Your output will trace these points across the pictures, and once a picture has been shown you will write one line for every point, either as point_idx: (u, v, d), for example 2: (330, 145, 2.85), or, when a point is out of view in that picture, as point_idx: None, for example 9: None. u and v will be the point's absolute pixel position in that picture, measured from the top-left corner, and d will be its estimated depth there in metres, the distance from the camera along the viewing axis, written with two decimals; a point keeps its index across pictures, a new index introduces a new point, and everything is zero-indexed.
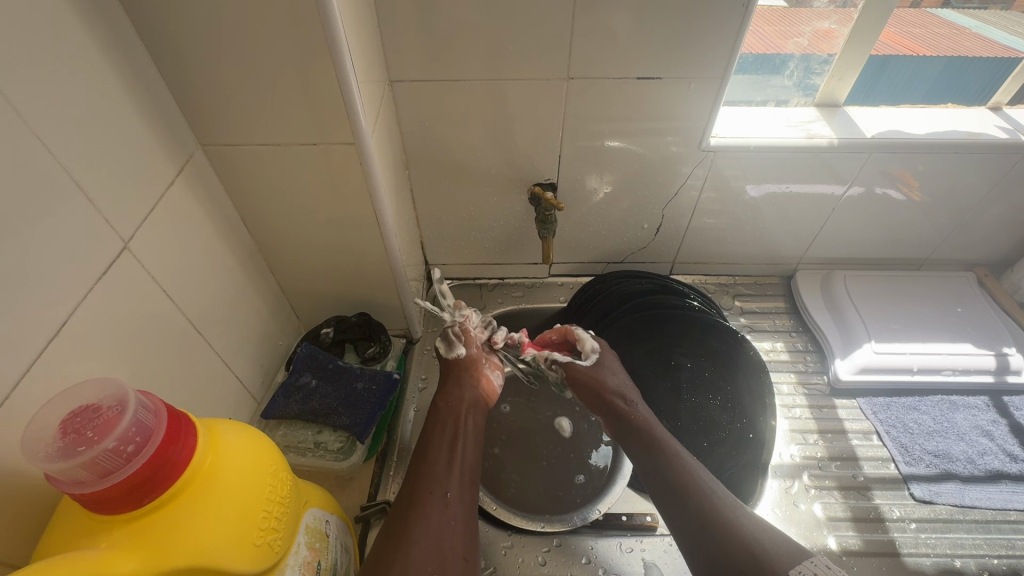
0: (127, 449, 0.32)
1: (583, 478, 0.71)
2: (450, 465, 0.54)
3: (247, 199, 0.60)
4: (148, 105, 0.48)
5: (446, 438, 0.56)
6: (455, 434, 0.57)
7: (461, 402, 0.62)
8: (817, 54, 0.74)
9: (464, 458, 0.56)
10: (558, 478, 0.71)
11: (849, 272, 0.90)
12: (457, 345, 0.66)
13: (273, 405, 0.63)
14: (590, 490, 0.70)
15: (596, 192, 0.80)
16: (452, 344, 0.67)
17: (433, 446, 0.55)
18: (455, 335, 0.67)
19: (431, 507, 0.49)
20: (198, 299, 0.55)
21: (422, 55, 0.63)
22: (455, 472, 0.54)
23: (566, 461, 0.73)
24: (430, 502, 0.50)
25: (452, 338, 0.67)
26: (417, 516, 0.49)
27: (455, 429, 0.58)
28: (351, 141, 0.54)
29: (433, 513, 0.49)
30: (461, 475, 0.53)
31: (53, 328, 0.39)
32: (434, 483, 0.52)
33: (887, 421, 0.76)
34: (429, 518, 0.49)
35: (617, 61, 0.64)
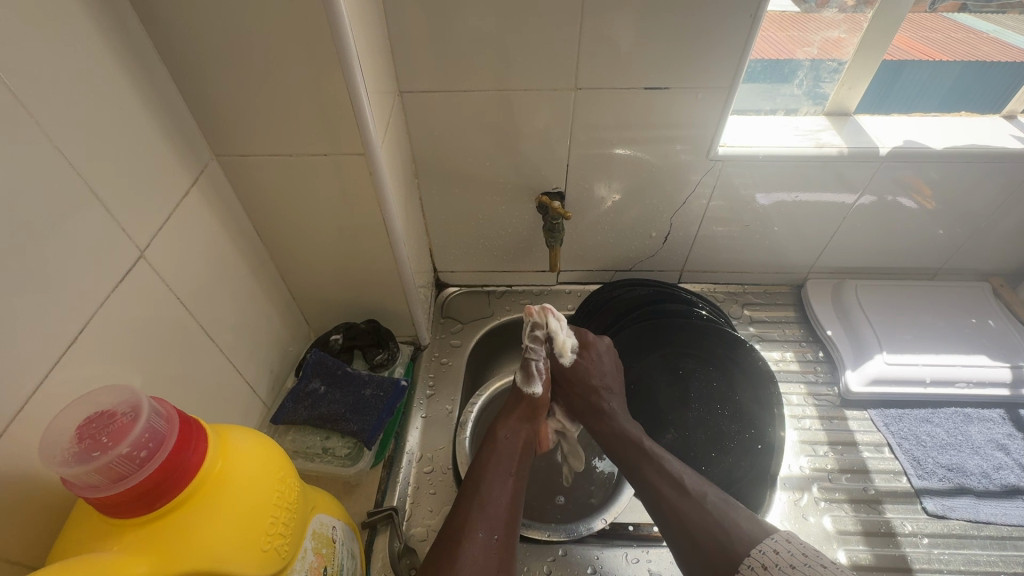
0: (139, 454, 0.32)
1: (562, 499, 0.73)
2: (497, 505, 0.56)
3: (260, 208, 0.61)
4: (164, 117, 0.49)
5: (500, 476, 0.59)
6: (509, 469, 0.60)
7: (517, 439, 0.64)
8: (827, 62, 0.74)
9: (513, 493, 0.59)
10: (543, 494, 0.73)
11: (860, 282, 0.89)
12: (535, 380, 0.66)
13: (282, 410, 0.64)
14: (567, 511, 0.72)
15: (606, 200, 0.80)
16: (530, 377, 0.66)
17: (488, 482, 0.58)
18: (536, 369, 0.66)
19: (477, 537, 0.53)
20: (210, 306, 0.56)
21: (431, 66, 0.64)
22: (502, 513, 0.56)
23: (552, 480, 0.75)
24: (481, 535, 0.53)
25: (531, 372, 0.66)
26: (467, 548, 0.52)
27: (511, 466, 0.61)
28: (362, 152, 0.55)
29: (476, 552, 0.52)
30: (507, 511, 0.57)
31: (71, 334, 0.40)
32: (483, 516, 0.55)
33: (898, 433, 0.74)
34: (471, 552, 0.51)
35: (623, 72, 0.65)
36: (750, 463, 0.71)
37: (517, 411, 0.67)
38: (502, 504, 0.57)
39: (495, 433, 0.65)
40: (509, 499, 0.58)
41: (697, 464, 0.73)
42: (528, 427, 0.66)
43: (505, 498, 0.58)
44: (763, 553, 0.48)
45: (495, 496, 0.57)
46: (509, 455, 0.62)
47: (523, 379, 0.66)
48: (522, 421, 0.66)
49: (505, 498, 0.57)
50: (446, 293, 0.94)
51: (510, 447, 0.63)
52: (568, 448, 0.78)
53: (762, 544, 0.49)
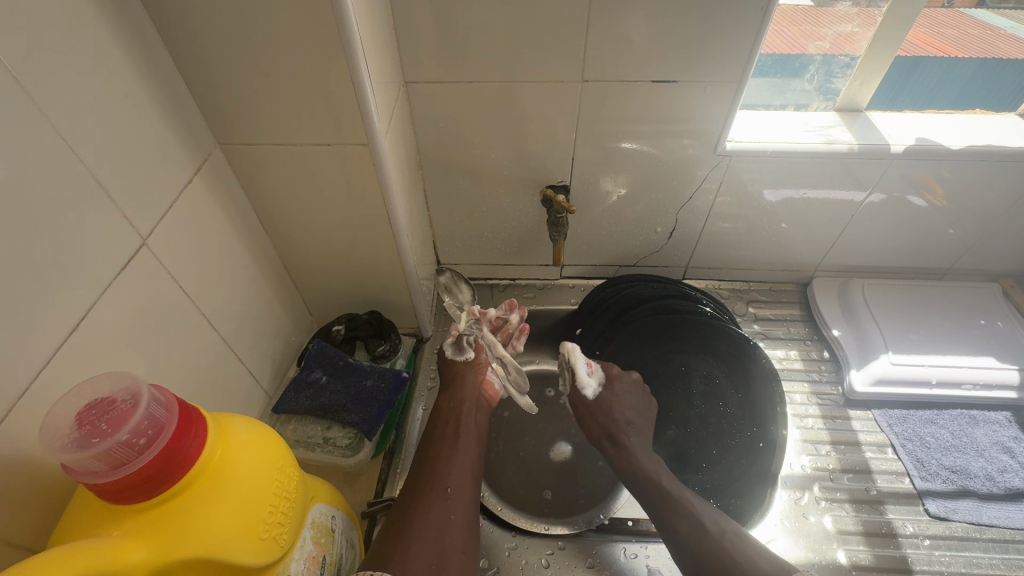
0: (139, 441, 0.32)
1: (549, 494, 0.70)
2: (449, 462, 0.57)
3: (263, 197, 0.61)
4: (167, 104, 0.49)
5: (449, 437, 0.60)
6: (457, 437, 0.60)
7: (460, 409, 0.63)
8: (839, 57, 0.73)
9: (467, 458, 0.58)
10: (531, 486, 0.71)
11: (868, 281, 0.87)
12: (466, 350, 0.68)
13: (284, 400, 0.64)
14: (557, 505, 0.69)
15: (611, 194, 0.79)
16: (462, 349, 0.69)
17: (438, 444, 0.59)
18: (469, 341, 0.69)
19: (433, 502, 0.52)
20: (213, 295, 0.56)
21: (437, 56, 0.64)
22: (457, 471, 0.56)
23: (542, 473, 0.72)
24: (436, 501, 0.52)
25: (462, 343, 0.69)
26: (422, 516, 0.51)
27: (459, 435, 0.60)
28: (365, 142, 0.55)
29: (433, 507, 0.52)
30: (463, 475, 0.56)
31: (73, 321, 0.40)
32: (436, 480, 0.54)
33: (902, 434, 0.74)
34: (430, 509, 0.51)
35: (631, 65, 0.64)
36: (752, 462, 0.71)
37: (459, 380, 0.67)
38: (456, 462, 0.57)
39: (439, 407, 0.64)
40: (463, 465, 0.57)
41: (698, 462, 0.72)
42: (474, 391, 0.66)
43: (459, 465, 0.57)
44: None
45: (447, 454, 0.57)
46: (456, 425, 0.61)
47: (451, 350, 0.68)
48: (462, 387, 0.65)
49: (458, 463, 0.57)
50: None
51: (456, 417, 0.62)
52: (562, 447, 0.74)
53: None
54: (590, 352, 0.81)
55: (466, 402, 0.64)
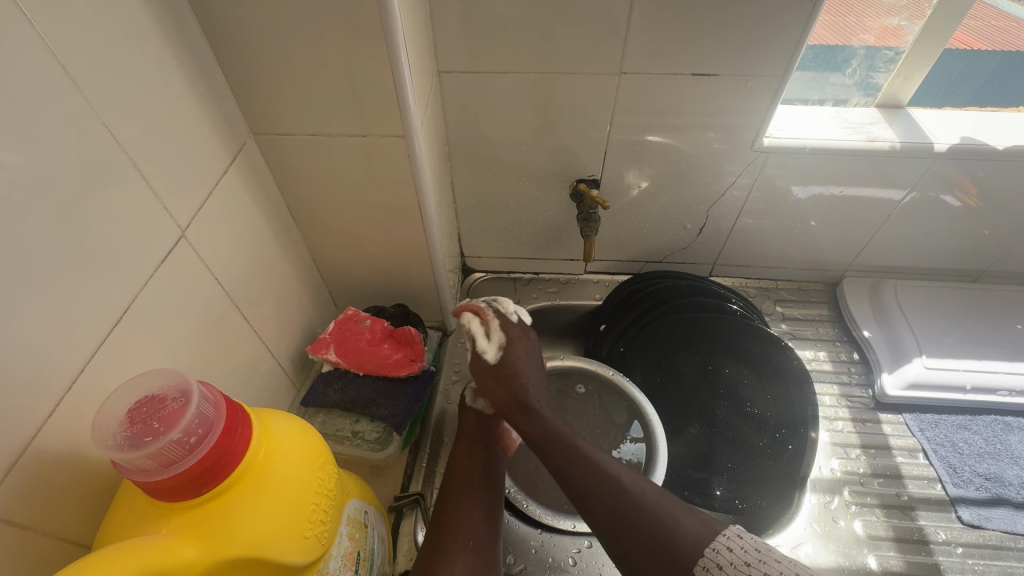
0: (189, 440, 0.32)
1: None
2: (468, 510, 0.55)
3: (294, 189, 0.61)
4: (205, 93, 0.48)
5: (465, 483, 0.58)
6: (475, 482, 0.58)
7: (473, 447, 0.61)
8: (885, 50, 0.70)
9: (479, 503, 0.56)
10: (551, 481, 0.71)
11: (901, 282, 0.86)
12: None
13: (312, 393, 0.64)
14: None
15: (631, 187, 0.78)
16: None
17: (455, 492, 0.57)
18: None
19: (454, 556, 0.51)
20: (246, 287, 0.56)
21: (472, 46, 0.62)
22: (476, 520, 0.54)
23: None
24: (455, 550, 0.51)
25: None
26: (441, 565, 0.50)
27: (471, 476, 0.58)
28: (401, 135, 0.54)
29: (452, 561, 0.50)
30: (481, 523, 0.54)
31: (115, 316, 0.40)
32: (454, 533, 0.53)
33: (934, 439, 0.73)
34: (450, 563, 0.50)
35: (671, 57, 0.62)
36: (782, 463, 0.70)
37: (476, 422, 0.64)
38: (474, 511, 0.55)
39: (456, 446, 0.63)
40: (474, 508, 0.55)
41: (722, 465, 0.71)
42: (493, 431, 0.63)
43: (471, 510, 0.55)
44: (717, 552, 0.43)
45: (464, 502, 0.56)
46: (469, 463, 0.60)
47: None
48: (481, 429, 0.63)
49: (472, 509, 0.55)
50: (473, 278, 0.93)
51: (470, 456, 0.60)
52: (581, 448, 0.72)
53: (717, 543, 0.44)
54: (613, 345, 0.80)
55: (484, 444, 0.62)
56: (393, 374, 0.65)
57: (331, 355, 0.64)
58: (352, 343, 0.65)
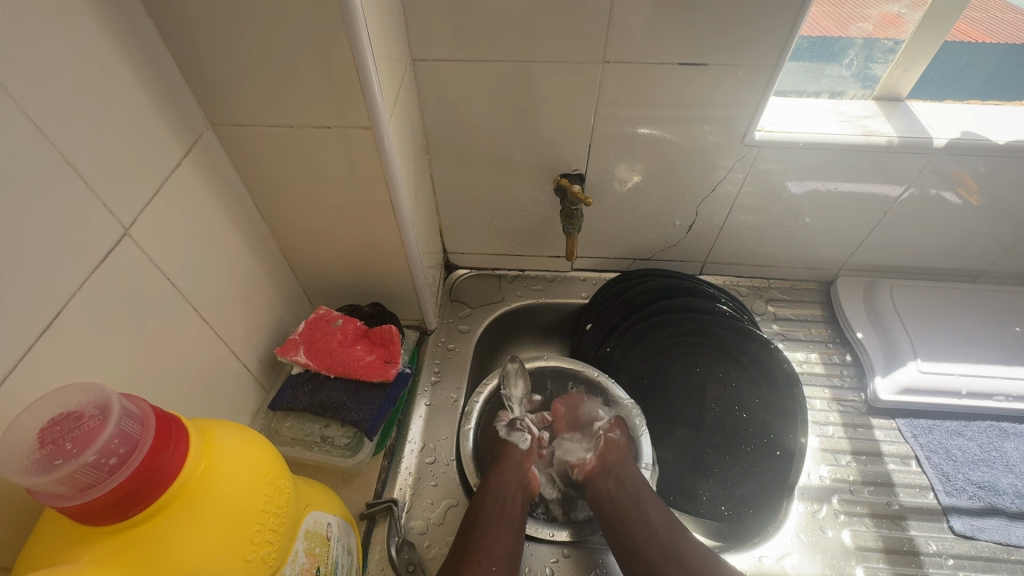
0: (109, 461, 0.29)
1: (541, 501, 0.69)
2: (494, 539, 0.56)
3: (259, 182, 0.58)
4: (152, 80, 0.45)
5: (495, 513, 0.59)
6: (504, 515, 0.59)
7: (512, 487, 0.62)
8: (882, 40, 0.67)
9: (513, 535, 0.58)
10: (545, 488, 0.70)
11: (896, 282, 0.83)
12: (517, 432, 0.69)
13: (281, 396, 0.61)
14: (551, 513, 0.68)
15: (623, 182, 0.75)
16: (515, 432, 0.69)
17: (483, 520, 0.58)
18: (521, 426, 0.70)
19: None
20: (204, 287, 0.53)
21: (447, 33, 0.59)
22: (500, 548, 0.56)
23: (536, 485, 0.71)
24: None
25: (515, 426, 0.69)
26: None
27: (509, 514, 0.59)
28: (367, 126, 0.51)
29: None
30: (503, 552, 0.56)
31: (45, 318, 0.37)
32: (482, 561, 0.54)
33: (927, 446, 0.70)
34: None
35: (657, 45, 0.59)
36: (769, 469, 0.68)
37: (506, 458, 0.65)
38: (500, 543, 0.56)
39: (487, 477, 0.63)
40: (509, 542, 0.57)
41: (709, 468, 0.70)
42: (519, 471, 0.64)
43: (503, 541, 0.57)
44: None
45: (492, 529, 0.57)
46: (506, 500, 0.60)
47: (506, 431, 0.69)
48: (510, 467, 0.64)
49: (503, 540, 0.57)
50: (456, 275, 0.90)
51: (507, 494, 0.61)
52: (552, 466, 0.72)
53: None
54: (599, 346, 0.78)
55: (513, 482, 0.63)
56: (364, 377, 0.62)
57: (301, 357, 0.62)
58: (322, 343, 0.63)
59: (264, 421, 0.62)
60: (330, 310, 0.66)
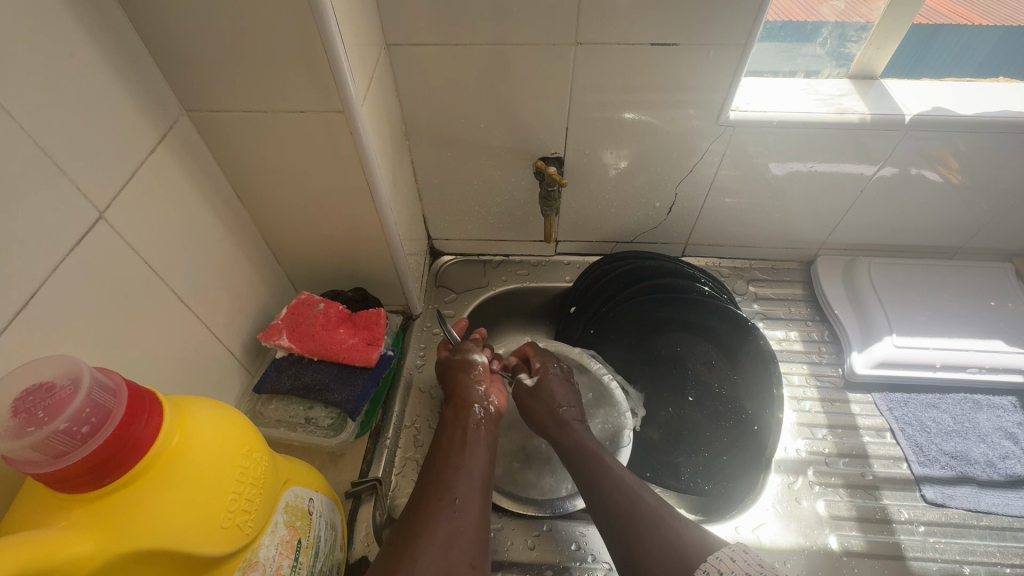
0: (82, 430, 0.30)
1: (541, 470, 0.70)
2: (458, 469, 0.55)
3: (237, 169, 0.58)
4: (124, 67, 0.45)
5: (456, 445, 0.58)
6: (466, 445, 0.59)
7: (469, 420, 0.62)
8: (854, 17, 0.68)
9: (476, 465, 0.56)
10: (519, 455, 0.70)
11: (874, 259, 0.84)
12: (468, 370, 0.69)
13: (265, 379, 0.62)
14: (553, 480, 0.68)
15: (612, 168, 0.76)
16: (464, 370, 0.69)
17: (445, 452, 0.57)
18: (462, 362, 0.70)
19: (440, 512, 0.50)
20: (184, 271, 0.54)
21: (421, 18, 0.60)
22: (464, 477, 0.54)
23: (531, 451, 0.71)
24: (445, 508, 0.50)
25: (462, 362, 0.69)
26: (428, 522, 0.49)
27: (470, 445, 0.59)
28: (340, 110, 0.52)
29: (443, 517, 0.49)
30: (472, 482, 0.54)
31: (20, 301, 0.38)
32: (444, 490, 0.52)
33: (902, 418, 0.71)
34: (438, 518, 0.49)
35: (629, 26, 0.59)
36: (747, 443, 0.70)
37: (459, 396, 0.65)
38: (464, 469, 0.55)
39: (448, 422, 0.62)
40: (472, 473, 0.55)
41: (690, 444, 0.72)
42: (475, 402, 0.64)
43: (465, 472, 0.55)
44: (719, 560, 0.45)
45: (455, 456, 0.57)
46: (466, 436, 0.60)
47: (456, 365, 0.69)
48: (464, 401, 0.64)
49: (467, 471, 0.55)
50: (441, 262, 0.91)
51: (466, 432, 0.60)
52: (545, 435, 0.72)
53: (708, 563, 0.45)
54: (585, 328, 0.79)
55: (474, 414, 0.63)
56: (348, 360, 0.63)
57: (284, 341, 0.62)
58: (305, 328, 0.64)
59: (249, 405, 0.63)
60: (313, 295, 0.67)
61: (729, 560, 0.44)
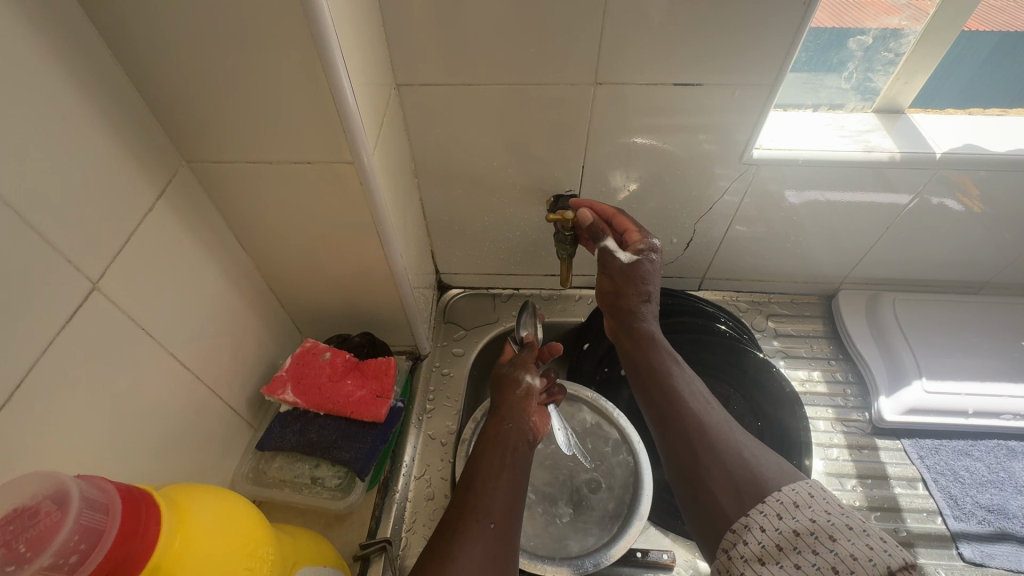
0: (69, 559, 0.27)
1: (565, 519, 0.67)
2: (494, 491, 0.56)
3: (240, 217, 0.56)
4: (121, 123, 0.43)
5: (495, 466, 0.58)
6: (503, 465, 0.58)
7: (511, 438, 0.60)
8: (883, 52, 0.64)
9: (509, 490, 0.57)
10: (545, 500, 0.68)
11: (898, 295, 0.81)
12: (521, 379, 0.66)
13: (269, 436, 0.59)
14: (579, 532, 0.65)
15: (621, 191, 0.71)
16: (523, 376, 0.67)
17: (483, 472, 0.57)
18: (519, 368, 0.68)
19: (472, 540, 0.50)
20: (183, 331, 0.51)
21: (433, 58, 0.57)
22: (498, 501, 0.55)
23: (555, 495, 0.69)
24: (480, 537, 0.51)
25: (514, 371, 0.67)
26: (464, 550, 0.50)
27: (508, 469, 0.58)
28: (350, 161, 0.49)
29: (472, 544, 0.50)
30: (502, 509, 0.55)
31: (5, 391, 0.35)
32: (478, 514, 0.53)
33: (934, 467, 0.68)
34: (470, 544, 0.50)
35: (650, 67, 0.57)
36: None
37: (506, 408, 0.63)
38: (499, 492, 0.56)
39: (489, 434, 0.61)
40: (504, 498, 0.56)
41: None
42: (522, 417, 0.63)
43: (499, 496, 0.55)
44: (795, 492, 0.45)
45: (490, 475, 0.57)
46: (504, 458, 0.59)
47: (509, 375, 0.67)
48: (512, 414, 0.63)
49: (501, 496, 0.55)
50: (449, 296, 0.88)
51: (506, 452, 0.60)
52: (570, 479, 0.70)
53: (796, 485, 0.46)
54: (598, 366, 0.78)
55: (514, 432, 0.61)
56: (356, 415, 0.60)
57: (289, 396, 0.59)
58: (310, 380, 0.61)
59: (252, 463, 0.60)
60: (318, 342, 0.64)
61: (807, 495, 0.45)
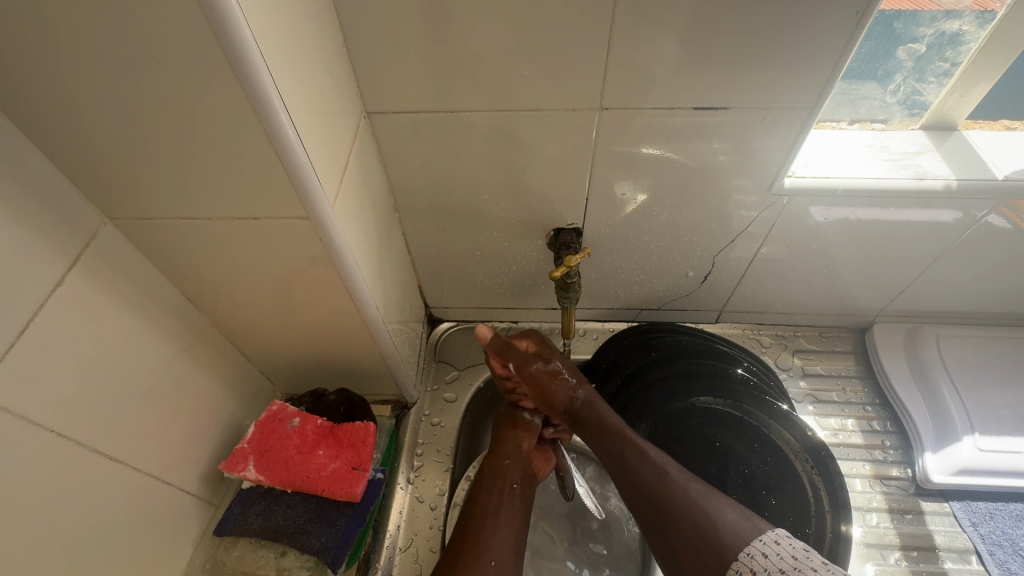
0: None
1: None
2: (494, 529, 0.50)
3: (184, 275, 0.48)
4: (15, 188, 0.35)
5: (494, 498, 0.53)
6: (501, 501, 0.53)
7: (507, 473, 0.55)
8: (937, 61, 0.55)
9: (512, 529, 0.51)
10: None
11: (944, 330, 0.72)
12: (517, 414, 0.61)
13: (229, 519, 0.52)
14: None
15: (628, 201, 0.59)
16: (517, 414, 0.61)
17: (481, 513, 0.51)
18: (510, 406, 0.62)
19: None
20: (117, 417, 0.43)
21: (406, 82, 0.49)
22: (500, 544, 0.49)
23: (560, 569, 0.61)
24: None
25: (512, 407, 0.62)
26: None
27: (506, 505, 0.52)
28: (305, 215, 0.41)
29: None
30: (505, 549, 0.49)
31: None
32: (479, 554, 0.47)
33: (989, 537, 0.62)
34: None
35: (663, 89, 0.48)
36: None
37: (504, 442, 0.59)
38: (502, 530, 0.50)
39: (487, 470, 0.56)
40: (506, 538, 0.50)
41: None
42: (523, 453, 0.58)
43: (500, 537, 0.50)
44: (752, 556, 0.43)
45: (490, 511, 0.52)
46: (503, 495, 0.53)
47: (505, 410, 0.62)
48: (510, 450, 0.58)
49: (503, 535, 0.50)
50: (440, 330, 0.80)
51: (503, 487, 0.54)
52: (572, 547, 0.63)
53: (751, 544, 0.44)
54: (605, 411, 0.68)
55: (513, 468, 0.56)
56: (328, 493, 0.53)
57: (251, 473, 0.52)
58: (275, 453, 0.53)
59: (211, 549, 0.53)
60: (286, 405, 0.57)
61: (762, 556, 0.43)
